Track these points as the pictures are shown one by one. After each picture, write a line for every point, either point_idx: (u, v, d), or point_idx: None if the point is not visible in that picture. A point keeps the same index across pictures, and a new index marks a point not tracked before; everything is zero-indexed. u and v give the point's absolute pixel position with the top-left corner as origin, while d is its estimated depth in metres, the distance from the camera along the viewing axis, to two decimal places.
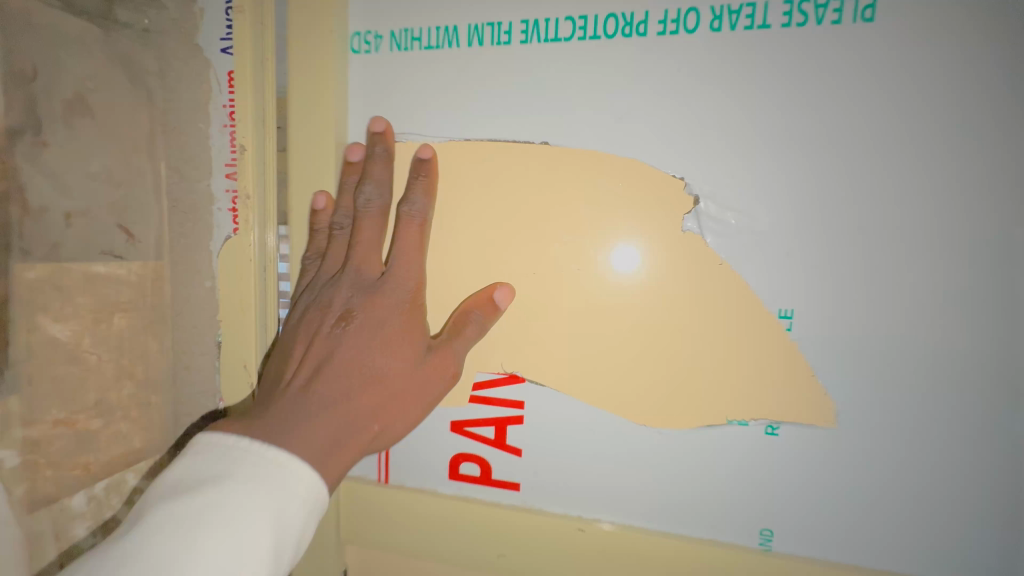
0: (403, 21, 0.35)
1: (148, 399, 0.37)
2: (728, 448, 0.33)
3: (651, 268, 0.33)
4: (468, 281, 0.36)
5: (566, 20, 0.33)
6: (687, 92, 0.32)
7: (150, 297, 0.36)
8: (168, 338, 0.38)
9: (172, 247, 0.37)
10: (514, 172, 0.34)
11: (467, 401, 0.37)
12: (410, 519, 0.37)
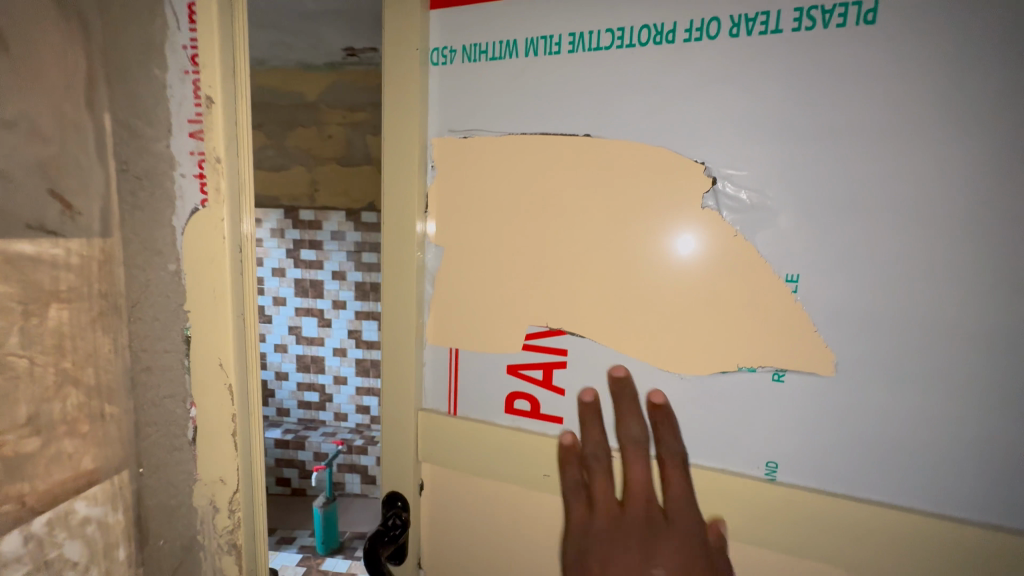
0: (472, 39, 0.53)
1: (101, 409, 0.32)
2: (735, 387, 0.46)
3: (691, 251, 0.46)
4: (535, 252, 0.52)
5: (607, 33, 0.48)
6: (703, 89, 0.45)
7: (98, 283, 0.31)
8: (122, 333, 0.33)
9: (123, 222, 0.32)
10: (577, 188, 0.49)
11: (520, 348, 0.54)
12: (487, 430, 0.56)
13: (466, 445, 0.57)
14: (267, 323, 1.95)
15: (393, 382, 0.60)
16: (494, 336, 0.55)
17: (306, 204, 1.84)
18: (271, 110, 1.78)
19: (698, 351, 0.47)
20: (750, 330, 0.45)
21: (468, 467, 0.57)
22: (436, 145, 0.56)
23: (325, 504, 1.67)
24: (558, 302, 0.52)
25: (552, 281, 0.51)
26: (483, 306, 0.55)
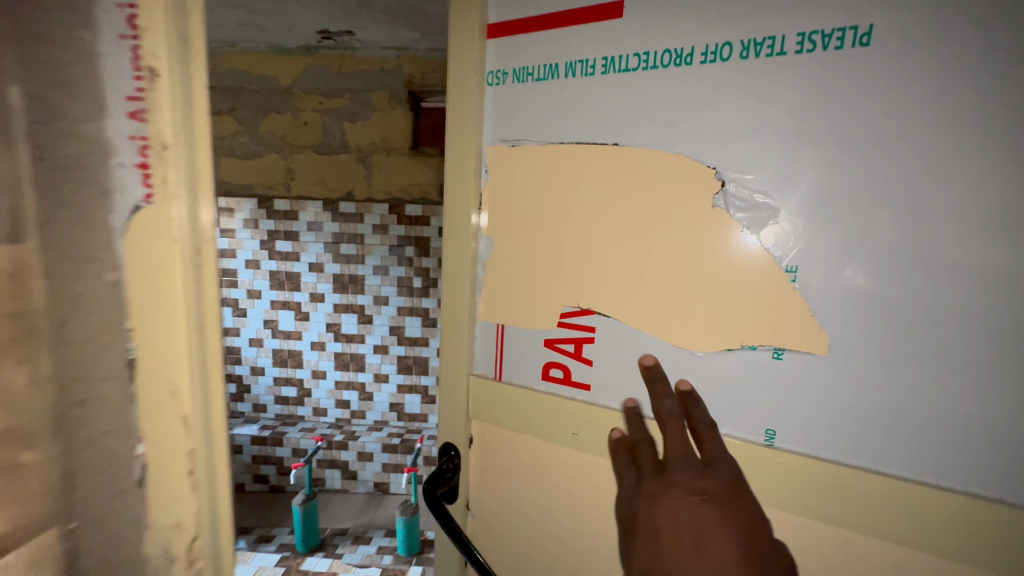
0: (522, 62, 0.54)
1: (20, 456, 0.28)
2: (733, 366, 0.46)
3: (700, 231, 0.46)
4: (566, 233, 0.53)
5: (633, 57, 0.48)
6: (723, 101, 0.44)
7: (18, 300, 0.27)
8: (46, 363, 0.29)
9: (42, 226, 0.28)
10: (602, 168, 0.50)
11: (555, 324, 0.55)
12: (522, 392, 0.58)
13: (507, 406, 0.59)
14: (241, 316, 1.87)
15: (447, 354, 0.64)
16: (529, 313, 0.57)
17: (281, 193, 1.77)
18: (244, 95, 1.72)
19: (704, 328, 0.47)
20: (751, 313, 0.45)
21: (509, 425, 0.60)
22: (489, 152, 0.58)
23: (305, 502, 1.61)
24: (590, 290, 0.52)
25: (580, 267, 0.53)
26: (525, 294, 0.57)
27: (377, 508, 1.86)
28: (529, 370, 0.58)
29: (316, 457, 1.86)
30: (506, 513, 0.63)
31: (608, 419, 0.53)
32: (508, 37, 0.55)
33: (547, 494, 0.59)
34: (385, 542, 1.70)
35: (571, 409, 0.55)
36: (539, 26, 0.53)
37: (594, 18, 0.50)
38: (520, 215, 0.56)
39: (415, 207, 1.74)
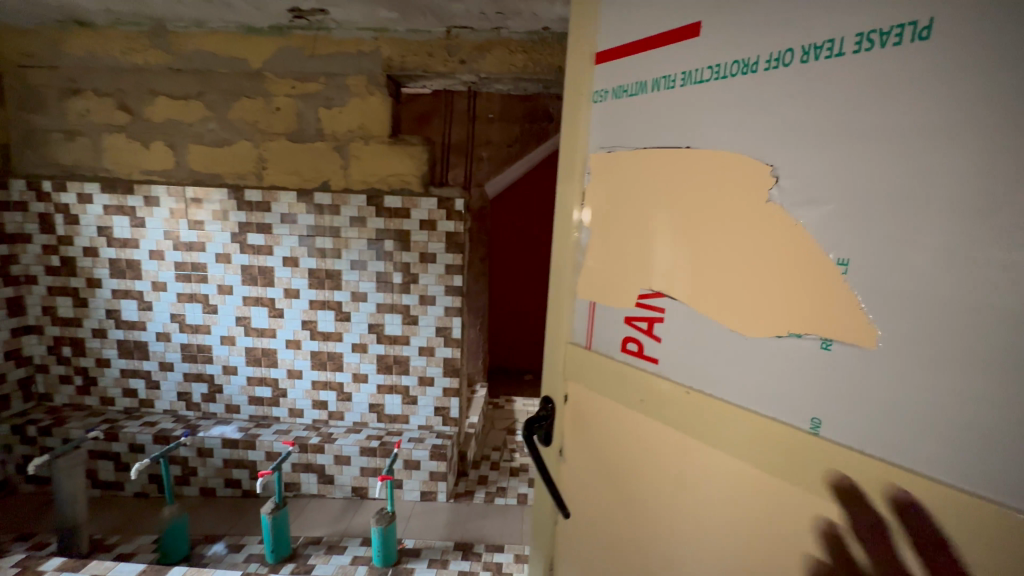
0: (620, 81, 0.68)
1: None
2: (790, 353, 0.51)
3: (759, 228, 0.53)
4: (647, 229, 0.65)
5: (707, 69, 0.57)
6: (771, 105, 0.52)
7: None
8: None
9: None
10: (679, 172, 0.60)
11: (633, 303, 0.68)
12: (608, 361, 0.71)
13: (600, 370, 0.72)
14: (211, 313, 1.73)
15: (557, 321, 0.81)
16: (617, 293, 0.70)
17: (253, 183, 1.64)
18: (212, 79, 1.59)
19: (766, 312, 0.53)
20: (799, 299, 0.50)
21: (599, 387, 0.73)
22: (593, 160, 0.73)
23: (274, 511, 1.45)
24: (663, 276, 0.63)
25: (663, 259, 0.63)
26: (614, 277, 0.70)
27: (354, 513, 1.70)
28: (614, 338, 0.71)
29: (290, 460, 1.72)
30: (595, 477, 0.75)
31: (671, 392, 0.62)
32: (611, 60, 0.70)
33: (631, 467, 0.69)
34: (361, 552, 1.53)
35: (640, 380, 0.66)
36: (637, 48, 0.66)
37: (675, 41, 0.61)
38: (613, 219, 0.70)
39: (394, 200, 1.63)
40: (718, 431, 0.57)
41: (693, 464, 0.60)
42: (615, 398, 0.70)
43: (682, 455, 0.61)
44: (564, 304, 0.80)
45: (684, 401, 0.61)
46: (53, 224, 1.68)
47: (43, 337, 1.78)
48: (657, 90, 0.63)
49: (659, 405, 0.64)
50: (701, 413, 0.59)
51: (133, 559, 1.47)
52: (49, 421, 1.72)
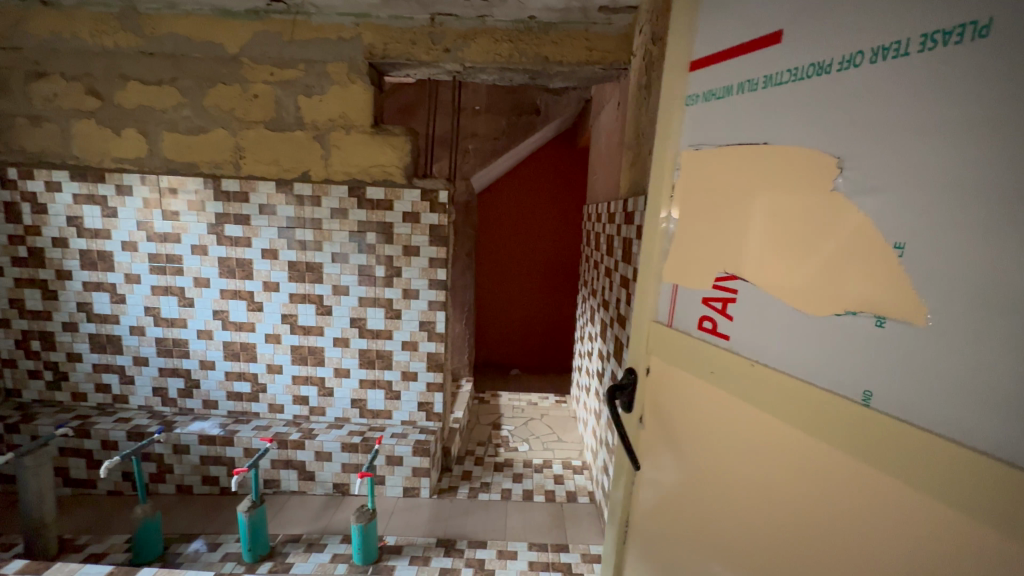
0: (712, 86, 0.71)
1: None
2: (837, 333, 0.53)
3: (822, 214, 0.54)
4: (722, 215, 0.68)
5: (785, 73, 0.59)
6: (840, 104, 0.52)
7: None
8: None
9: None
10: (754, 161, 0.62)
11: (709, 285, 0.71)
12: (685, 339, 0.75)
13: (678, 347, 0.76)
14: (187, 306, 1.66)
15: (643, 304, 0.87)
16: (696, 277, 0.73)
17: (230, 173, 1.56)
18: (187, 64, 1.50)
19: (826, 291, 0.54)
20: (848, 277, 0.51)
21: (677, 363, 0.77)
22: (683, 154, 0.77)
23: (250, 510, 1.39)
24: (735, 261, 0.65)
25: (738, 241, 0.65)
26: (693, 263, 0.74)
27: (335, 510, 1.65)
28: (691, 317, 0.75)
29: (268, 456, 1.66)
30: (671, 454, 0.78)
31: (739, 372, 0.65)
32: (703, 66, 0.73)
33: (702, 444, 0.71)
34: (341, 549, 1.48)
35: (713, 362, 0.69)
36: (726, 53, 0.69)
37: (760, 47, 0.63)
38: (696, 209, 0.73)
39: (376, 191, 1.57)
40: (778, 412, 0.59)
41: (755, 442, 0.62)
42: (690, 374, 0.74)
43: (745, 431, 0.64)
44: (651, 285, 0.85)
45: (749, 381, 0.63)
46: (19, 213, 1.59)
47: (11, 330, 1.69)
48: (743, 92, 0.65)
49: (728, 384, 0.67)
50: (764, 392, 0.61)
51: (102, 560, 1.40)
52: (17, 418, 1.64)
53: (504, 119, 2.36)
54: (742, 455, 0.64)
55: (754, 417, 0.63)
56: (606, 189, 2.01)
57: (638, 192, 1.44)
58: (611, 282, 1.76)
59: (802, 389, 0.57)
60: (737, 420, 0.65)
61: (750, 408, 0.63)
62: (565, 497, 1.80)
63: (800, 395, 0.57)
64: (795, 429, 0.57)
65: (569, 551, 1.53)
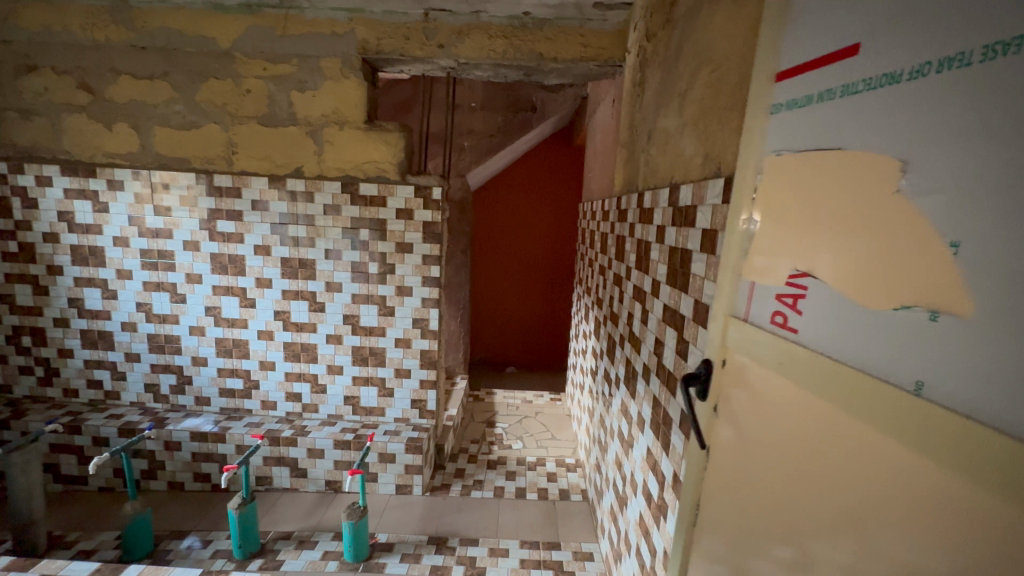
0: (780, 96, 0.56)
1: None
2: (889, 325, 0.39)
3: (881, 211, 0.40)
4: (795, 189, 0.51)
5: (858, 85, 0.44)
6: (864, 105, 0.43)
7: None
8: None
9: None
10: (834, 130, 0.46)
11: (781, 278, 0.53)
12: (756, 341, 0.57)
13: (749, 351, 0.59)
14: (180, 302, 1.64)
15: (722, 294, 0.67)
16: (772, 268, 0.55)
17: (222, 168, 1.54)
18: (178, 58, 1.48)
19: (887, 282, 0.39)
20: (898, 261, 0.38)
21: (746, 378, 0.59)
22: (775, 100, 0.56)
23: (242, 506, 1.38)
24: (808, 247, 0.49)
25: (804, 219, 0.49)
26: (766, 249, 0.56)
27: (326, 507, 1.64)
28: (761, 314, 0.57)
29: (260, 453, 1.65)
30: (722, 494, 0.63)
31: (801, 386, 0.49)
32: (789, 76, 0.54)
33: (749, 488, 0.56)
34: (332, 547, 1.47)
35: (776, 373, 0.53)
36: (809, 63, 0.51)
37: (839, 57, 0.47)
38: (779, 179, 0.54)
39: (370, 187, 1.56)
40: (826, 428, 0.45)
41: (802, 464, 0.48)
42: (750, 394, 0.58)
43: (795, 452, 0.49)
44: (727, 279, 0.66)
45: (811, 396, 0.47)
46: (11, 208, 1.57)
47: (1, 326, 1.67)
48: (812, 104, 0.50)
49: (787, 397, 0.51)
50: (816, 407, 0.47)
51: (92, 557, 1.39)
52: (8, 414, 1.62)
53: (500, 116, 2.34)
54: (788, 479, 0.50)
55: (804, 434, 0.48)
56: (601, 187, 2.00)
57: (633, 189, 1.43)
58: (606, 280, 1.75)
59: (850, 390, 0.43)
60: (789, 439, 0.50)
61: (802, 425, 0.48)
62: (558, 495, 1.80)
63: (849, 402, 0.43)
64: (836, 446, 0.44)
65: (561, 549, 1.52)
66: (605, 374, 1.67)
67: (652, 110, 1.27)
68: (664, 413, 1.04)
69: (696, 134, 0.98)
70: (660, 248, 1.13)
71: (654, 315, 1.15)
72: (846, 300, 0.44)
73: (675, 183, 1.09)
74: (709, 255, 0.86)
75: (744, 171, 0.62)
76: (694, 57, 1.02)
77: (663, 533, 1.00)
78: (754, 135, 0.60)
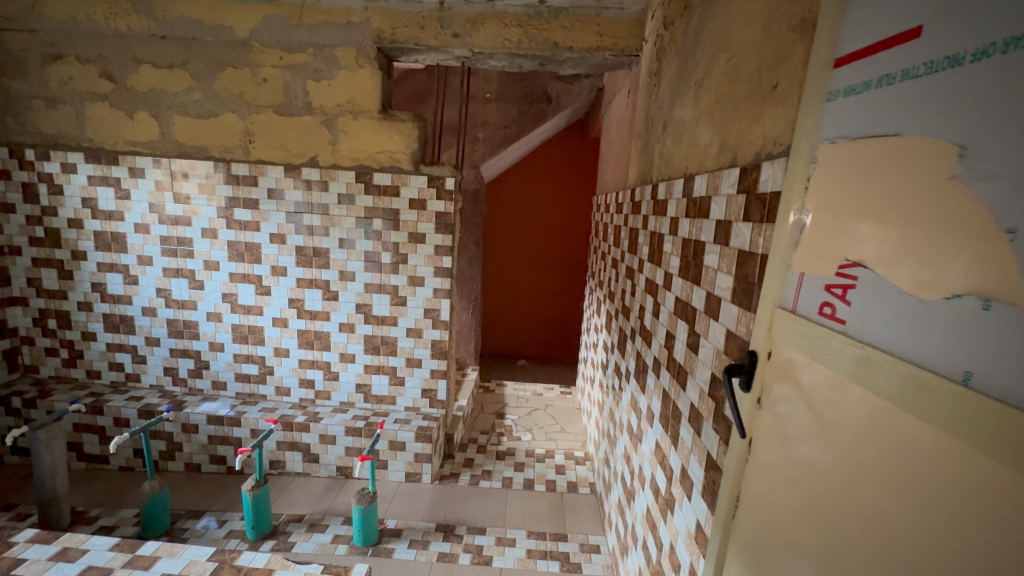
0: (834, 84, 0.52)
1: None
2: (933, 315, 0.38)
3: (937, 198, 0.38)
4: (848, 175, 0.48)
5: (921, 66, 0.41)
6: (919, 93, 0.41)
7: None
8: None
9: None
10: (894, 115, 0.44)
11: (830, 269, 0.50)
12: (797, 333, 0.54)
13: (789, 344, 0.56)
14: (197, 289, 1.67)
15: (766, 287, 0.62)
16: (822, 256, 0.52)
17: (239, 157, 1.56)
18: (197, 47, 1.49)
19: (939, 271, 0.37)
20: (948, 251, 0.37)
21: (787, 373, 0.56)
22: (833, 78, 0.52)
23: (255, 488, 1.40)
24: (867, 234, 0.45)
25: (858, 206, 0.47)
26: (816, 237, 0.53)
27: (337, 492, 1.66)
28: (805, 305, 0.54)
29: (274, 437, 1.68)
30: (756, 493, 0.61)
31: (847, 381, 0.46)
32: (847, 62, 0.50)
33: (786, 487, 0.54)
34: (342, 531, 1.49)
35: (822, 368, 0.50)
36: (868, 47, 0.47)
37: (903, 40, 0.43)
38: (835, 161, 0.51)
39: (384, 177, 1.57)
40: (871, 424, 0.43)
41: (848, 464, 0.45)
42: (790, 390, 0.55)
43: (841, 452, 0.46)
44: (771, 268, 0.61)
45: (858, 390, 0.45)
46: (37, 194, 1.61)
47: (28, 309, 1.72)
48: (870, 89, 0.46)
49: (831, 392, 0.48)
50: (860, 403, 0.44)
51: (113, 532, 1.43)
52: (34, 393, 1.67)
53: (514, 108, 2.32)
54: (833, 481, 0.47)
55: (850, 432, 0.45)
56: (615, 179, 1.98)
57: (647, 181, 1.41)
58: (618, 273, 1.74)
59: (892, 383, 0.41)
60: (833, 439, 0.47)
61: (847, 423, 0.46)
62: (565, 487, 1.80)
63: (894, 395, 0.40)
64: (880, 443, 0.41)
65: (568, 541, 1.52)
66: (616, 367, 1.66)
67: (668, 100, 1.25)
68: (674, 406, 1.03)
69: (712, 123, 0.96)
70: (673, 240, 1.12)
71: (666, 308, 1.13)
72: (900, 289, 0.41)
73: (690, 173, 1.07)
74: (723, 247, 0.84)
75: (795, 156, 0.57)
76: (712, 45, 1.00)
77: (670, 527, 0.99)
78: (809, 117, 0.56)
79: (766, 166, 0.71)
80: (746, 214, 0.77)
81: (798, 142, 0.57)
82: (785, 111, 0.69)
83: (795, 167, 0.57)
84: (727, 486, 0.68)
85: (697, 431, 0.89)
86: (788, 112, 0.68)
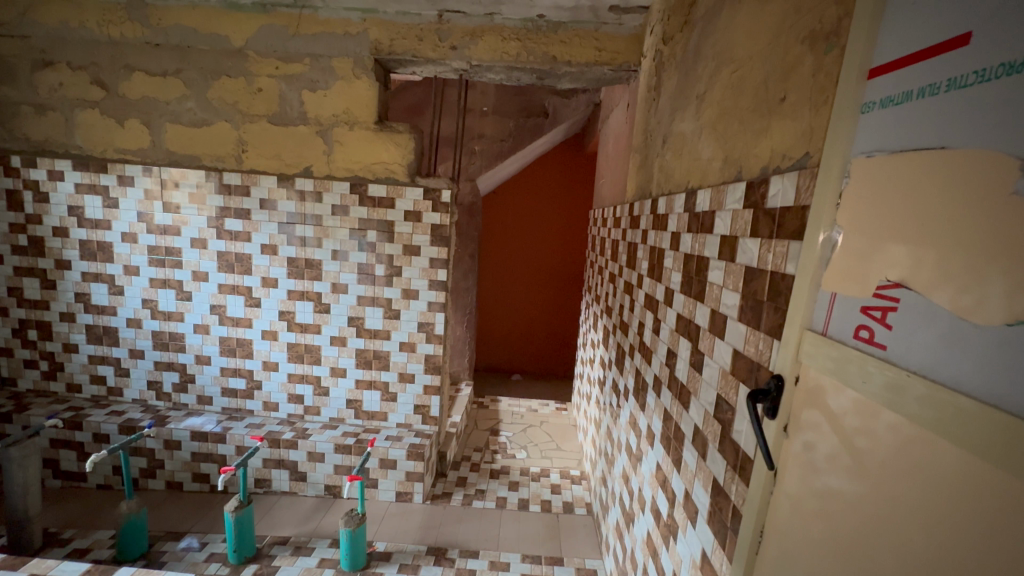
0: (868, 96, 0.48)
1: None
2: (994, 345, 0.33)
3: (998, 214, 0.33)
4: (887, 191, 0.44)
5: (972, 73, 0.37)
6: (970, 102, 0.37)
7: None
8: None
9: None
10: (941, 125, 0.39)
11: (867, 292, 0.46)
12: (826, 360, 0.50)
13: (818, 368, 0.51)
14: (185, 300, 1.61)
15: (794, 305, 0.57)
16: (856, 277, 0.47)
17: (231, 167, 1.50)
18: (192, 56, 1.45)
19: (999, 291, 0.33)
20: (1009, 271, 0.32)
21: (815, 399, 0.51)
22: (869, 88, 0.48)
23: (238, 509, 1.32)
24: (906, 253, 0.42)
25: (897, 225, 0.43)
26: (849, 255, 0.48)
27: (324, 513, 1.58)
28: (840, 329, 0.49)
29: (260, 455, 1.61)
30: (783, 526, 0.56)
31: (884, 409, 0.42)
32: (883, 72, 0.47)
33: (815, 519, 0.49)
34: (329, 554, 1.40)
35: (853, 393, 0.46)
36: (908, 56, 0.44)
37: (951, 47, 0.40)
38: (870, 176, 0.47)
39: (378, 188, 1.52)
40: (923, 464, 0.37)
41: (884, 498, 0.41)
42: (819, 417, 0.50)
43: (876, 487, 0.42)
44: (798, 287, 0.57)
45: (896, 421, 0.41)
46: (22, 202, 1.55)
47: (7, 320, 1.64)
48: (913, 100, 0.43)
49: (868, 423, 0.44)
50: (895, 434, 0.40)
51: (86, 556, 1.34)
52: (10, 407, 1.58)
53: (512, 121, 2.29)
54: (876, 524, 0.42)
55: (888, 465, 0.41)
56: (612, 195, 1.95)
57: (646, 196, 1.38)
58: (616, 289, 1.69)
59: (935, 412, 0.37)
60: (867, 470, 0.43)
61: (881, 455, 0.42)
62: (561, 508, 1.73)
63: (937, 423, 0.37)
64: (927, 479, 0.37)
65: (564, 565, 1.45)
66: (613, 385, 1.61)
67: (668, 115, 1.21)
68: (676, 427, 0.98)
69: (714, 137, 0.92)
70: (674, 255, 1.07)
71: (667, 324, 1.08)
72: (950, 313, 0.37)
73: (691, 188, 1.03)
74: (728, 262, 0.80)
75: (828, 167, 0.53)
76: (713, 58, 0.97)
77: (673, 554, 0.93)
78: (841, 124, 0.51)
79: (775, 180, 0.67)
80: (754, 229, 0.72)
81: (829, 154, 0.53)
82: (794, 123, 0.65)
83: (830, 178, 0.53)
84: (750, 518, 0.62)
85: (702, 453, 0.83)
86: (798, 125, 0.64)
